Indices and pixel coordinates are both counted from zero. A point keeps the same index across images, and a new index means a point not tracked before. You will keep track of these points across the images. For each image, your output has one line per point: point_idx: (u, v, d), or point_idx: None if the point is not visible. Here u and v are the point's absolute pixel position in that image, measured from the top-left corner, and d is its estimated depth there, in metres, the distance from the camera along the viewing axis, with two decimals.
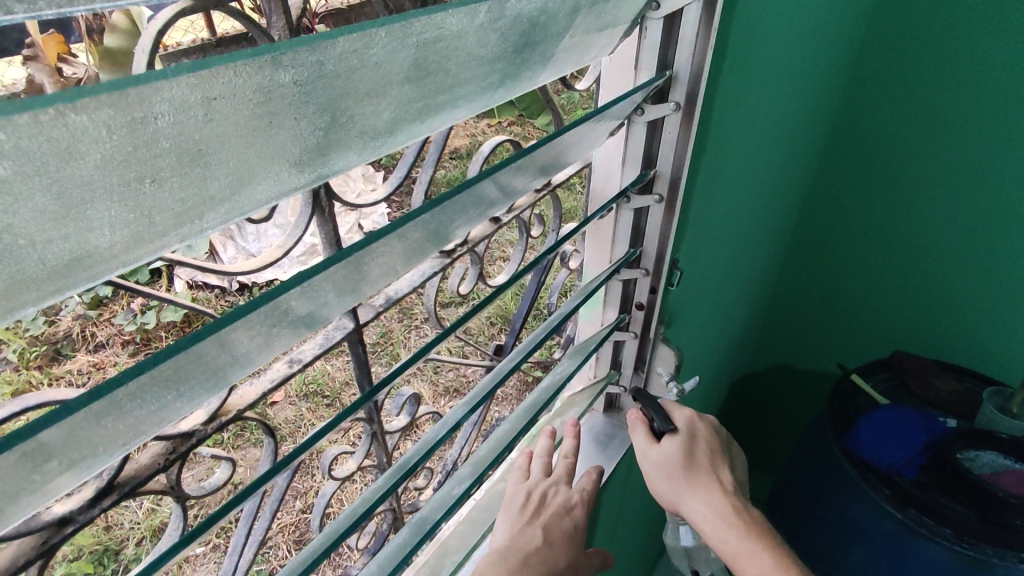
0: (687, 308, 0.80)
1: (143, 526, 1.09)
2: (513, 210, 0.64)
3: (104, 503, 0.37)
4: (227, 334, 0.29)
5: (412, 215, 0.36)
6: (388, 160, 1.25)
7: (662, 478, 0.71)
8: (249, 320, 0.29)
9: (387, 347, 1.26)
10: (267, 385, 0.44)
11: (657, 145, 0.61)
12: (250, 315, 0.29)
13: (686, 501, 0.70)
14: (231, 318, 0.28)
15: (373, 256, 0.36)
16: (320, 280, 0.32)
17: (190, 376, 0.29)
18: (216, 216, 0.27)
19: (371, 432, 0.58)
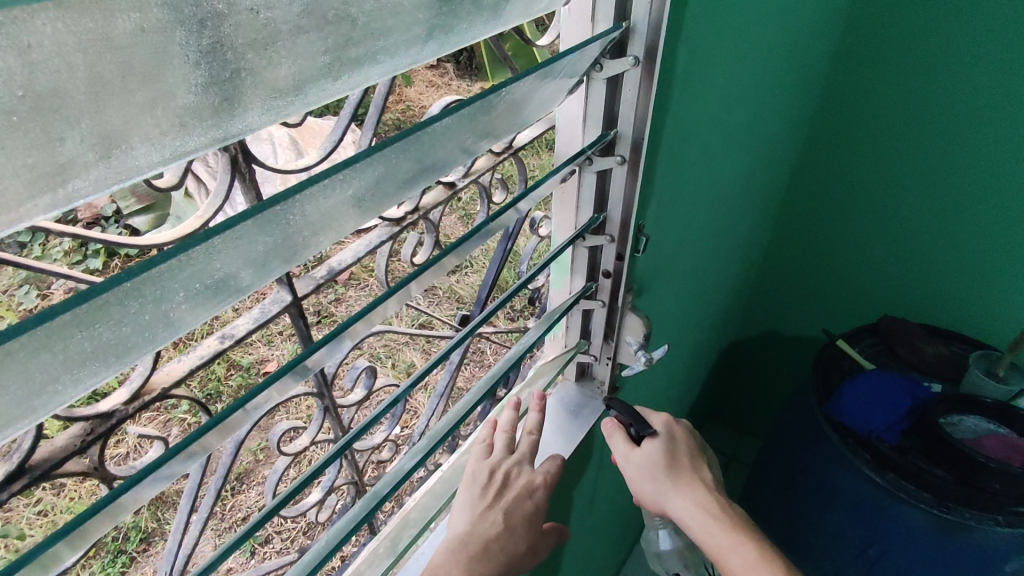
0: (660, 275, 0.78)
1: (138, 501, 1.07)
2: (471, 174, 0.61)
3: (14, 487, 0.35)
4: (99, 308, 0.26)
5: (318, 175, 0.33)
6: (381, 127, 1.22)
7: (646, 480, 0.71)
8: (130, 294, 0.28)
9: None
10: (195, 361, 0.43)
11: (617, 104, 0.57)
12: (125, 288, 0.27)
13: (671, 500, 0.70)
14: (100, 288, 0.26)
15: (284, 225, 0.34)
16: (215, 250, 0.30)
17: (64, 357, 0.27)
18: (85, 183, 0.25)
19: (323, 407, 0.57)
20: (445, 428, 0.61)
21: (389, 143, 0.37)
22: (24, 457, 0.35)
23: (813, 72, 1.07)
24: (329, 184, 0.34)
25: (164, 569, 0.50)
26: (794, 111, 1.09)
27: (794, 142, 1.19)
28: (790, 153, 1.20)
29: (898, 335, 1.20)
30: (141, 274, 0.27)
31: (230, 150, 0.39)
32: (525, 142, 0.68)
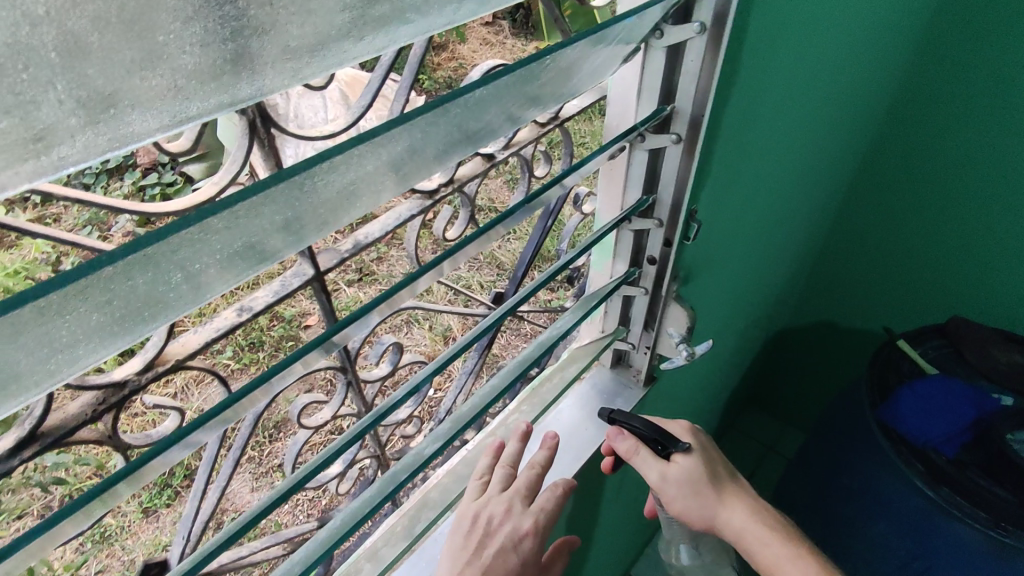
0: (710, 263, 0.72)
1: None
2: (512, 146, 0.57)
3: (26, 454, 0.35)
4: (85, 292, 0.23)
5: (339, 147, 0.29)
6: (431, 85, 1.19)
7: (690, 496, 0.66)
8: (115, 282, 0.24)
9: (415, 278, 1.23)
10: (212, 334, 0.41)
11: (676, 75, 0.52)
12: (123, 278, 0.24)
13: (722, 513, 0.65)
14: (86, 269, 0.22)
15: (295, 204, 0.30)
16: (220, 228, 0.27)
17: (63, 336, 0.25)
18: (74, 149, 0.23)
19: (346, 381, 0.55)
20: (470, 412, 0.57)
21: (419, 112, 0.33)
22: (35, 424, 0.34)
23: (902, 43, 0.96)
24: (344, 159, 0.30)
25: (182, 534, 0.50)
26: (875, 87, 0.98)
27: (871, 121, 1.08)
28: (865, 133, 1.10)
29: (969, 339, 1.11)
30: (124, 260, 0.23)
31: (247, 113, 0.36)
32: (573, 112, 0.63)
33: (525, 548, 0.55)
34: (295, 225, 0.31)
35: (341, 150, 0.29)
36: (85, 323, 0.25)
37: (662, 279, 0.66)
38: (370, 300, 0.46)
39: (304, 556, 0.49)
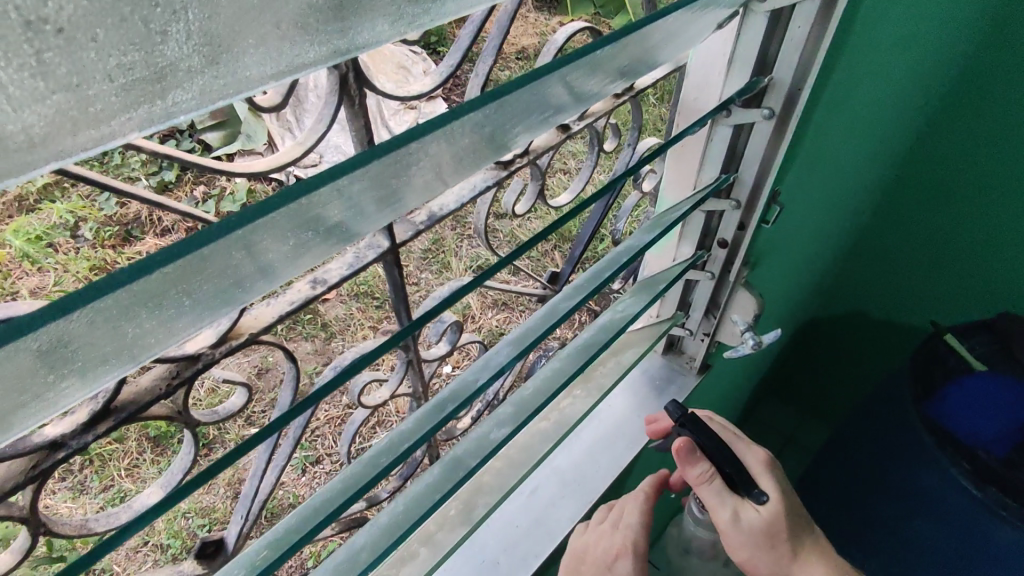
0: (776, 249, 0.69)
1: None
2: (586, 118, 0.54)
3: (99, 429, 0.32)
4: (205, 260, 0.21)
5: (456, 110, 0.26)
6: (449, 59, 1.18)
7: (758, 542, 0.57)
8: (213, 260, 0.21)
9: (438, 255, 1.19)
10: (286, 307, 0.39)
11: (776, 45, 0.48)
12: (240, 243, 0.22)
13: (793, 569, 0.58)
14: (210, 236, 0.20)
15: (406, 165, 0.27)
16: (337, 191, 0.24)
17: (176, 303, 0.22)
18: (189, 95, 0.20)
19: (406, 360, 0.53)
20: (533, 397, 0.55)
21: (532, 77, 0.28)
22: (109, 399, 0.32)
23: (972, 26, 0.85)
24: (451, 127, 0.27)
25: (240, 513, 0.48)
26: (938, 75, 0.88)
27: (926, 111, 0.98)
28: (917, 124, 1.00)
29: (1020, 336, 1.06)
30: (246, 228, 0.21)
31: (340, 68, 0.33)
32: (647, 84, 0.59)
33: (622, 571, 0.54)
34: (400, 190, 0.28)
35: (460, 114, 0.26)
36: (199, 292, 0.23)
37: (732, 263, 0.63)
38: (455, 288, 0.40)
39: (366, 539, 0.46)
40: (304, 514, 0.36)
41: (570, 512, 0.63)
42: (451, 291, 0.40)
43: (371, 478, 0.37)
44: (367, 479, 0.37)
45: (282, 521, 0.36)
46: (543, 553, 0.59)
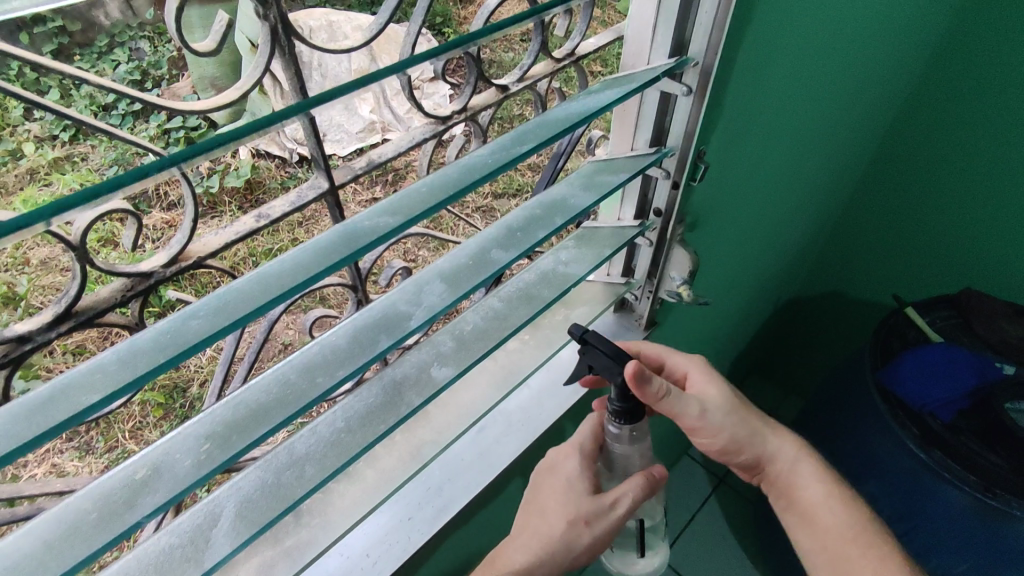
0: (715, 214, 0.73)
1: (207, 369, 1.04)
2: (527, 78, 0.59)
3: (61, 328, 0.38)
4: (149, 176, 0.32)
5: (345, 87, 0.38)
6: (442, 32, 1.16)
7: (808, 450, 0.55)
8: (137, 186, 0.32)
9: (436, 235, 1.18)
10: (232, 236, 0.44)
11: (689, 23, 0.52)
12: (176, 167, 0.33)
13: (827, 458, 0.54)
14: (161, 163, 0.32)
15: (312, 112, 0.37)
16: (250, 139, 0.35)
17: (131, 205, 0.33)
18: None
19: (357, 300, 0.59)
20: (473, 336, 0.59)
21: (405, 67, 0.41)
22: (69, 303, 0.38)
23: (932, 19, 0.92)
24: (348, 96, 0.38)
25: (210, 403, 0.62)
26: (898, 64, 0.94)
27: (893, 100, 1.05)
28: (885, 112, 1.06)
29: (977, 310, 1.09)
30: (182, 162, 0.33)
31: (269, 19, 0.37)
32: (589, 51, 0.63)
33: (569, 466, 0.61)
34: None
35: (339, 89, 0.37)
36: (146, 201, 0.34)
37: (669, 227, 0.67)
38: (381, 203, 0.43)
39: (308, 450, 0.50)
40: (250, 436, 0.39)
41: (512, 448, 0.68)
42: (376, 207, 0.42)
43: (308, 405, 0.41)
44: (308, 401, 0.41)
45: (233, 433, 0.40)
46: (483, 481, 0.65)
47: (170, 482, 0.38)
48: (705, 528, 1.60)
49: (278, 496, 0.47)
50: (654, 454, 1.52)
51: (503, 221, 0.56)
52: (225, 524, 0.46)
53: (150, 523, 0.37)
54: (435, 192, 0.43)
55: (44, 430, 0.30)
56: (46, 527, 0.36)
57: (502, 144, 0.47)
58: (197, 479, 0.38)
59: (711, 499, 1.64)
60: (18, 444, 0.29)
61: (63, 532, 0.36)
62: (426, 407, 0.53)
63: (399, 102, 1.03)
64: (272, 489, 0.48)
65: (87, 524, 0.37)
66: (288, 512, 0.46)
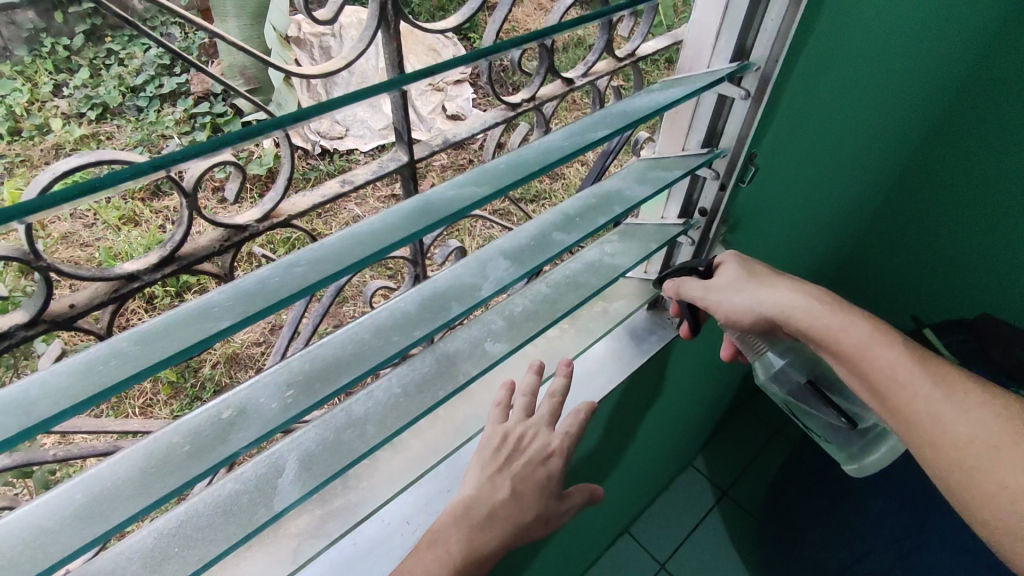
0: (754, 218, 0.76)
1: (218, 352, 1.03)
2: (591, 75, 0.61)
3: (165, 271, 0.41)
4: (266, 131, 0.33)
5: (437, 66, 0.41)
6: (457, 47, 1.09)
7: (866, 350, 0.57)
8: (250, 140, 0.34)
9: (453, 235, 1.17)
10: (319, 199, 0.46)
11: (753, 31, 0.55)
12: (283, 126, 0.35)
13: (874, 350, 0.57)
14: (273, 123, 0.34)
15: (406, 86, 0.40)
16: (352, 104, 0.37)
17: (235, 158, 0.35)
18: None
19: (414, 274, 0.61)
20: (522, 316, 0.61)
21: (488, 53, 0.44)
22: (174, 248, 0.40)
23: (964, 52, 0.93)
24: (440, 75, 0.41)
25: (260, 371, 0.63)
26: (932, 92, 0.96)
27: (920, 129, 1.06)
28: (914, 140, 1.08)
29: (994, 336, 1.11)
30: (291, 124, 0.35)
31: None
32: (648, 53, 0.66)
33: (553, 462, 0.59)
34: None
35: (434, 68, 0.40)
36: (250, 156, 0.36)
37: (712, 226, 0.70)
38: (460, 176, 0.45)
39: (366, 413, 0.52)
40: (333, 383, 0.41)
41: None
42: (456, 180, 0.45)
43: (386, 359, 0.43)
44: (386, 355, 0.43)
45: (316, 381, 0.42)
46: None
47: (256, 425, 0.40)
48: (707, 538, 1.61)
49: (341, 452, 0.50)
50: (661, 462, 1.53)
51: (558, 207, 0.58)
52: (290, 475, 0.48)
53: (242, 456, 0.39)
54: (511, 169, 0.45)
55: (155, 360, 0.31)
56: (136, 458, 0.39)
57: (572, 133, 0.50)
58: (285, 420, 0.40)
59: (713, 511, 1.65)
60: (133, 372, 0.31)
61: (155, 462, 0.38)
62: (480, 379, 0.55)
63: (422, 102, 1.00)
64: (333, 445, 0.50)
65: (179, 456, 0.39)
66: (351, 467, 0.48)
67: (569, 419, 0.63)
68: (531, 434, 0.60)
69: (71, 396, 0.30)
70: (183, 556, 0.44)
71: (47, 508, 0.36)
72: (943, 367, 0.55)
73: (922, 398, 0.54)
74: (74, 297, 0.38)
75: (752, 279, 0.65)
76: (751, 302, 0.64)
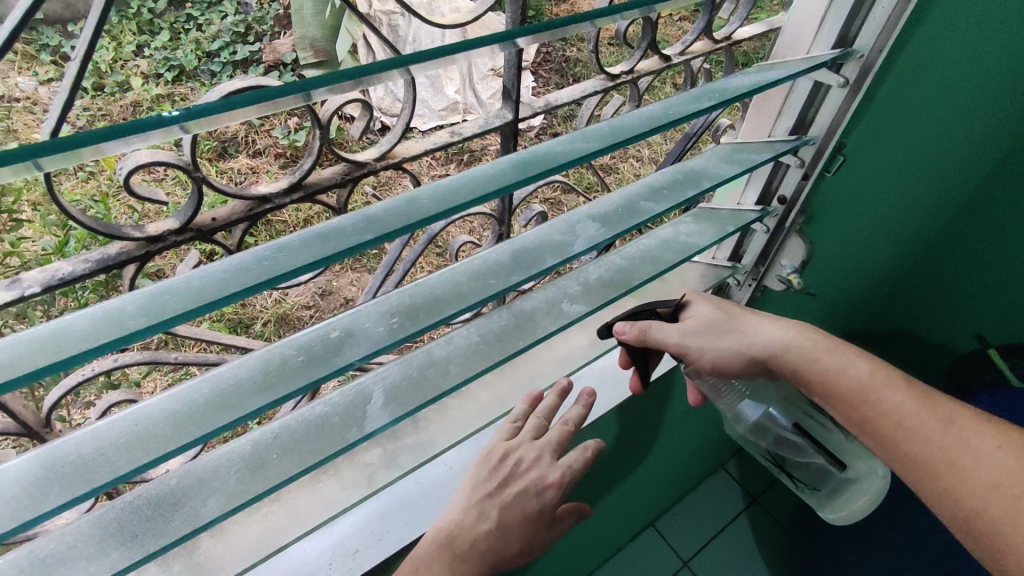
0: (830, 213, 0.76)
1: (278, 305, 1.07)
2: (687, 54, 0.63)
3: (293, 196, 0.44)
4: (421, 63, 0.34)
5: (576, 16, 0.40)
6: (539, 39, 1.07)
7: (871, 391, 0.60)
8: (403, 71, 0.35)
9: None
10: (429, 146, 0.49)
11: (859, 21, 0.55)
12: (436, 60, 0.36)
13: (880, 390, 0.60)
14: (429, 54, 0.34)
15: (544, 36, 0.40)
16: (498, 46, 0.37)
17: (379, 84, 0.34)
18: None
19: (498, 233, 0.64)
20: (598, 283, 0.63)
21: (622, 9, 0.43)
22: (302, 176, 0.43)
23: None
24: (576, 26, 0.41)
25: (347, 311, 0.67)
26: None
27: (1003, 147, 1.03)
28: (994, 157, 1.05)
29: None
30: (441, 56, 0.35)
31: None
32: (743, 38, 0.67)
33: (546, 498, 0.55)
34: None
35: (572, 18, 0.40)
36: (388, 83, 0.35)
37: (790, 215, 0.70)
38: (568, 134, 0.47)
39: (448, 355, 0.55)
40: (434, 315, 0.45)
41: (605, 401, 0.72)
42: (562, 139, 0.46)
43: (484, 298, 0.46)
44: (484, 296, 0.46)
45: (418, 312, 0.46)
46: None
47: (364, 343, 0.43)
48: (733, 542, 1.60)
49: (427, 386, 0.53)
50: (695, 461, 1.52)
51: (644, 179, 0.60)
52: (378, 402, 0.52)
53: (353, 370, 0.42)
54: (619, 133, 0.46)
55: (300, 264, 0.35)
56: (257, 361, 0.42)
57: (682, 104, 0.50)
58: (390, 344, 0.43)
59: (742, 517, 1.64)
60: (281, 271, 0.34)
61: (275, 365, 0.42)
62: (557, 335, 0.58)
63: (484, 87, 1.04)
64: (418, 381, 0.53)
65: (295, 364, 0.42)
66: (436, 399, 0.52)
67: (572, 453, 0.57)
68: (532, 458, 0.56)
69: (226, 288, 0.33)
70: (281, 462, 0.48)
71: (178, 395, 0.40)
72: (949, 410, 0.59)
73: (935, 440, 0.57)
74: (216, 212, 0.42)
75: (735, 318, 0.64)
76: (739, 345, 0.63)
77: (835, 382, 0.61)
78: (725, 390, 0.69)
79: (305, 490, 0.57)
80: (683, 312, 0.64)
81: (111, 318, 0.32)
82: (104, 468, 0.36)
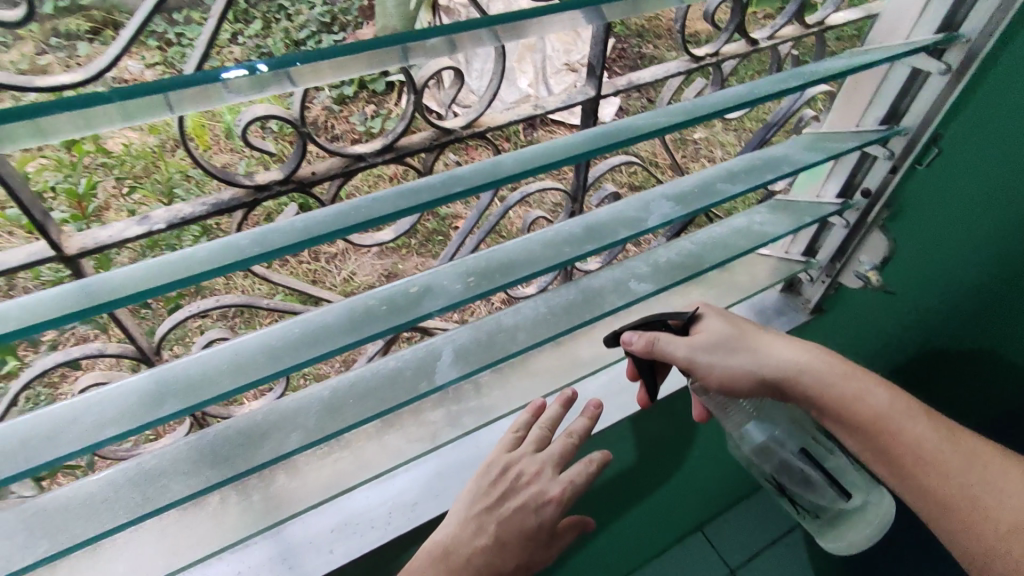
0: (916, 211, 0.73)
1: None
2: (776, 37, 0.62)
3: (385, 156, 0.47)
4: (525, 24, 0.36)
5: None
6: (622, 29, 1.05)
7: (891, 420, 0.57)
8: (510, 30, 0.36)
9: None
10: (513, 117, 0.51)
11: (967, 5, 0.53)
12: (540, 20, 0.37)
13: (902, 418, 0.57)
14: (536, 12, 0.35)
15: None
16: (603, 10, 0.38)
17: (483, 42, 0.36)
18: None
19: (570, 210, 0.65)
20: (667, 265, 0.63)
21: None
22: (395, 138, 0.46)
23: None
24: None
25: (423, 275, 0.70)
26: None
27: None
28: None
29: None
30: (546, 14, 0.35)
31: None
32: (837, 23, 0.65)
33: (547, 513, 0.55)
34: None
35: None
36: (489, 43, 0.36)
37: (872, 210, 0.68)
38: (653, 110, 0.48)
39: (516, 322, 0.57)
40: (507, 277, 0.47)
41: None
42: (647, 114, 0.47)
43: (559, 263, 0.48)
44: (560, 260, 0.48)
45: (493, 272, 0.48)
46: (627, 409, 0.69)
47: (440, 297, 0.46)
48: None
49: (495, 348, 0.55)
50: None
51: (722, 163, 0.60)
52: (447, 360, 0.54)
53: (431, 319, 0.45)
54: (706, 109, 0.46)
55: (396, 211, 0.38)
56: (345, 307, 0.45)
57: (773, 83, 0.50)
58: (467, 298, 0.46)
59: None
60: (379, 215, 0.37)
61: (361, 310, 0.45)
62: (623, 311, 0.59)
63: (556, 79, 1.04)
64: (485, 344, 0.56)
65: (378, 312, 0.45)
66: (504, 360, 0.54)
67: (575, 467, 0.57)
68: (533, 472, 0.56)
69: (330, 227, 0.37)
70: (357, 406, 0.51)
71: (273, 333, 0.44)
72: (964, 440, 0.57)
73: (952, 475, 0.55)
74: (316, 167, 0.45)
75: (747, 336, 0.59)
76: (750, 363, 0.58)
77: (850, 410, 0.57)
78: (732, 406, 0.63)
79: (372, 442, 0.60)
80: (694, 326, 0.59)
81: (230, 248, 0.36)
82: (214, 382, 0.41)
